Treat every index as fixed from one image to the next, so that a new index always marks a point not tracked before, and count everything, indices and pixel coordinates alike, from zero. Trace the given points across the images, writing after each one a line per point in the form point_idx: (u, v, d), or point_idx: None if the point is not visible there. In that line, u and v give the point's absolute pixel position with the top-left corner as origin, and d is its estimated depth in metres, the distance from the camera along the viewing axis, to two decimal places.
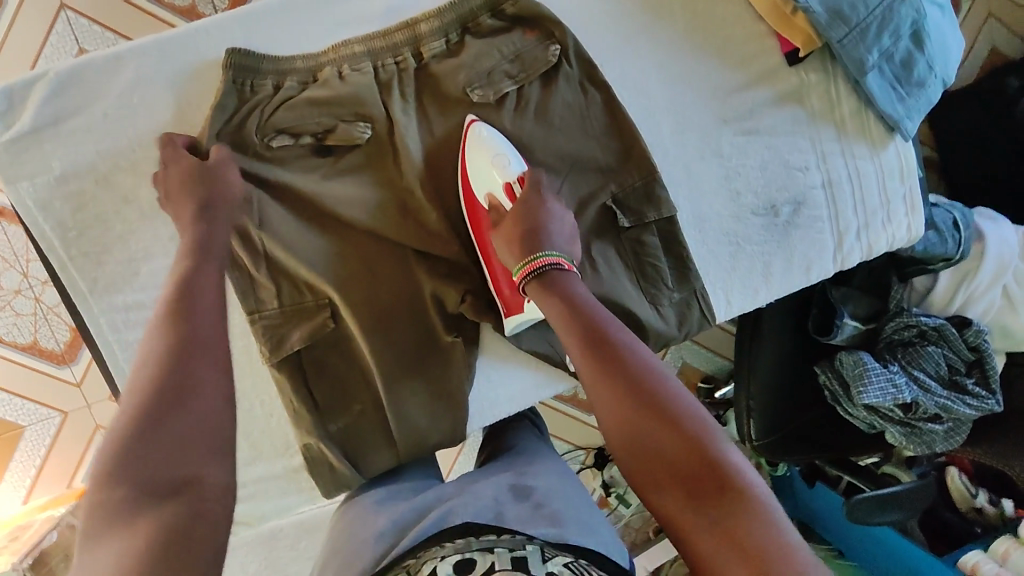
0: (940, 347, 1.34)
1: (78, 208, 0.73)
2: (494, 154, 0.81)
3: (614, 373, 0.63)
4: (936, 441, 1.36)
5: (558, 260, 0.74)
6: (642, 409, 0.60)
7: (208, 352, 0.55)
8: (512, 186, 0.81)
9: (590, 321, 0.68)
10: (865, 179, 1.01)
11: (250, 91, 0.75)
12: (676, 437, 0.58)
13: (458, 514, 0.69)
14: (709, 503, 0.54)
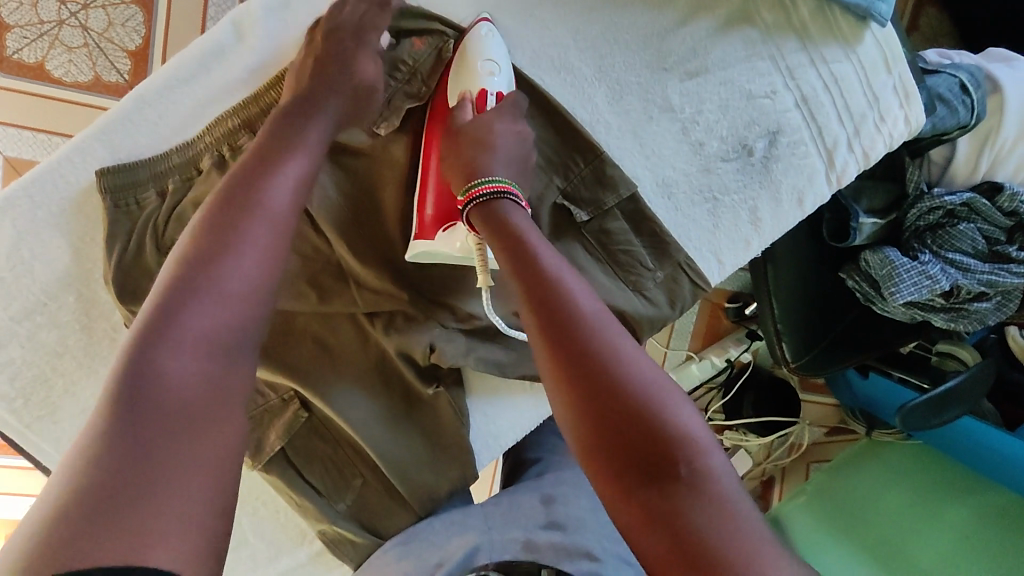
0: (973, 222, 1.20)
1: (12, 377, 0.70)
2: (481, 59, 0.74)
3: (549, 320, 0.56)
4: (987, 315, 1.26)
5: (500, 186, 0.66)
6: (580, 364, 0.53)
7: (216, 275, 0.53)
8: (487, 95, 0.73)
9: (530, 267, 0.60)
10: (844, 83, 0.88)
11: (137, 209, 0.69)
12: (615, 398, 0.51)
13: (490, 552, 0.77)
14: (653, 476, 0.49)
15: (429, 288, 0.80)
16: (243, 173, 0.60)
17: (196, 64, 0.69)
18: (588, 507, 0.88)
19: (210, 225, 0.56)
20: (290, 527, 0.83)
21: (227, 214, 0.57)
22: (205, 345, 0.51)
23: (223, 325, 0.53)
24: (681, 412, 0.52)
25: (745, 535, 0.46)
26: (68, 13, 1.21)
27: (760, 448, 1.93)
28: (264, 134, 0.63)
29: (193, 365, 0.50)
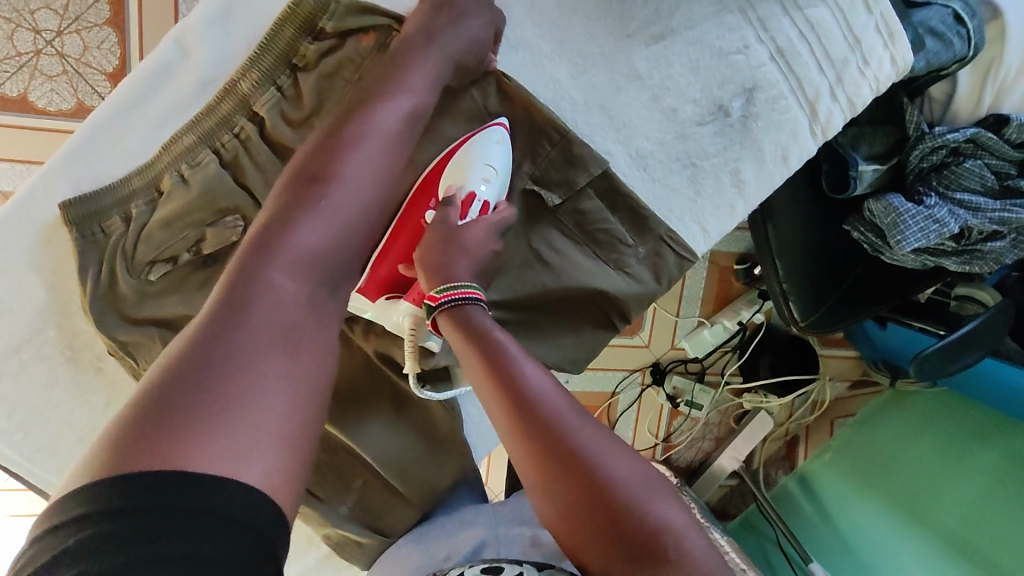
0: (980, 158, 1.14)
1: (8, 412, 0.71)
2: (481, 163, 0.74)
3: (525, 426, 0.56)
4: (1004, 253, 1.20)
5: (466, 290, 0.66)
6: (564, 468, 0.53)
7: (289, 252, 0.56)
8: (474, 200, 0.73)
9: (501, 372, 0.59)
10: (821, 29, 0.84)
11: (104, 236, 0.68)
12: (603, 498, 0.52)
13: (494, 547, 0.75)
14: (643, 568, 0.50)
15: None
16: (359, 106, 0.64)
17: (144, 87, 0.68)
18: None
19: (318, 159, 0.60)
20: (297, 532, 0.85)
21: (339, 148, 0.61)
22: (275, 308, 0.53)
23: (320, 257, 0.58)
24: (663, 509, 0.53)
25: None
26: (44, 42, 1.21)
27: (782, 409, 1.92)
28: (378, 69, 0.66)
29: (292, 289, 0.55)
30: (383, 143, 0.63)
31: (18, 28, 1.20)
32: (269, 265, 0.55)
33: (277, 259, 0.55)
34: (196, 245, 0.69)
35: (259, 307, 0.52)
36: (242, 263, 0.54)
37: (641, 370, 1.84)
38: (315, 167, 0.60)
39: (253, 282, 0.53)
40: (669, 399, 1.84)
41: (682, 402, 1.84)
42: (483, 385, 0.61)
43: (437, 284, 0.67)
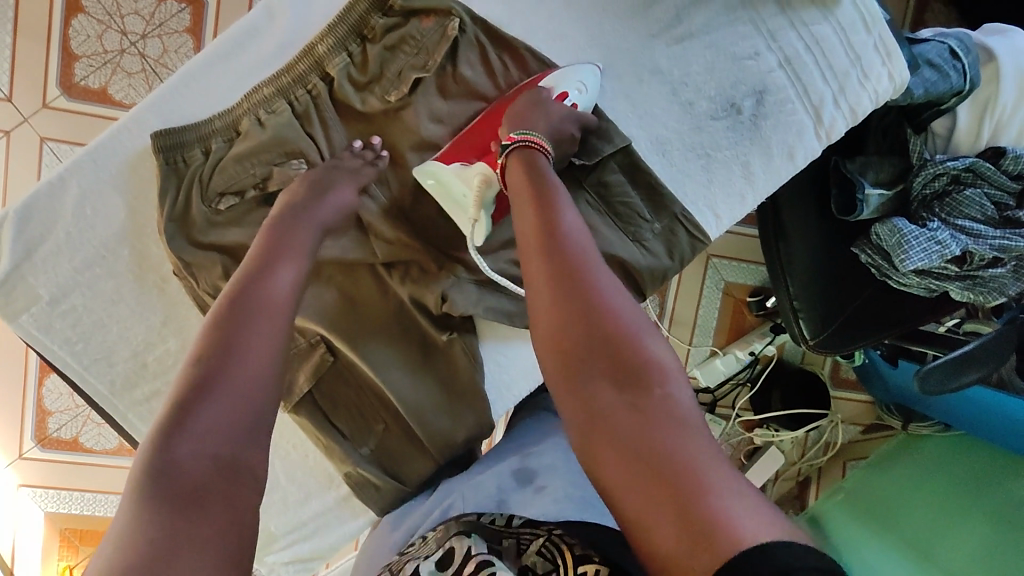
0: (979, 187, 1.22)
1: (74, 322, 0.79)
2: (574, 76, 0.84)
3: (557, 244, 0.60)
4: (1008, 283, 1.23)
5: (525, 137, 0.73)
6: (571, 293, 0.56)
7: (233, 361, 0.58)
8: (568, 96, 0.82)
9: (540, 210, 0.64)
10: (825, 44, 0.93)
11: (185, 166, 0.79)
12: (601, 322, 0.54)
13: (460, 506, 0.75)
14: (620, 382, 0.51)
15: (443, 243, 0.86)
16: (282, 233, 0.72)
17: (234, 43, 0.80)
18: (564, 451, 0.83)
19: (218, 327, 0.61)
20: (318, 471, 0.89)
21: (242, 320, 0.62)
22: (224, 422, 0.55)
23: (240, 412, 0.56)
24: (656, 346, 0.53)
25: (702, 450, 0.46)
26: (129, 43, 1.36)
27: (794, 446, 1.88)
28: (257, 253, 0.70)
29: (211, 448, 0.53)
30: (272, 316, 0.64)
31: (107, 29, 1.35)
32: (184, 435, 0.53)
33: (189, 427, 0.53)
34: (262, 181, 0.79)
35: (202, 421, 0.54)
36: (185, 375, 0.57)
37: None
38: (252, 296, 0.64)
39: (207, 393, 0.55)
40: None
41: None
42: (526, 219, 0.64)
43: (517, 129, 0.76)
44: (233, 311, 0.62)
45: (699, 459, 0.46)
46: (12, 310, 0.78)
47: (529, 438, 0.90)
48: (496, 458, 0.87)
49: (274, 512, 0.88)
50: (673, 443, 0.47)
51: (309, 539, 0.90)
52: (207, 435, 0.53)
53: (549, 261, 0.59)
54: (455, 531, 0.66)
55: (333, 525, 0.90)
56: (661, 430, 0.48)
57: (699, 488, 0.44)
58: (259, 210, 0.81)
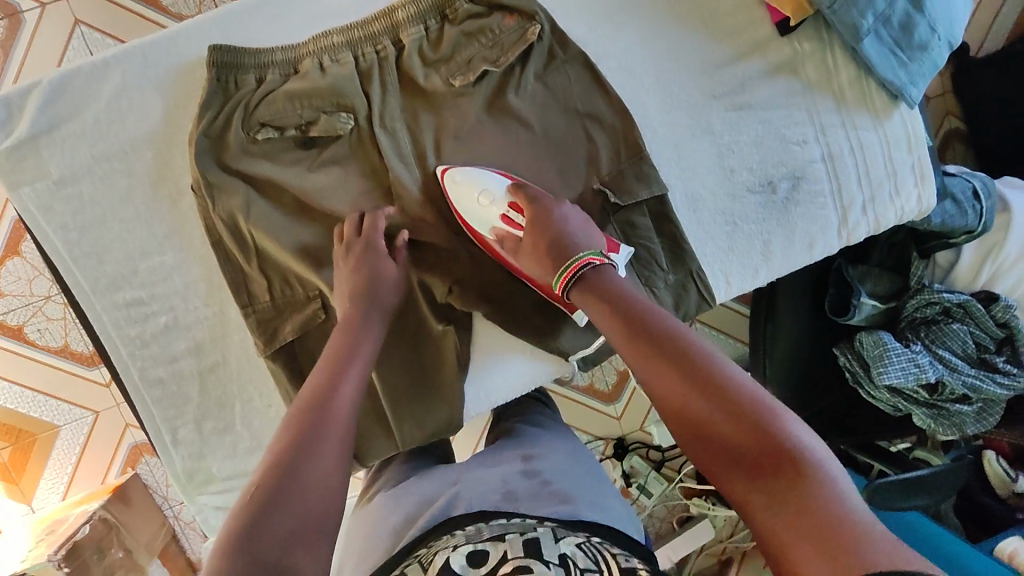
0: (966, 325, 1.27)
1: (76, 209, 0.76)
2: (479, 191, 0.81)
3: (665, 350, 0.63)
4: (968, 422, 1.27)
5: (590, 258, 0.74)
6: (697, 398, 0.58)
7: (304, 458, 0.58)
8: (508, 215, 0.80)
9: (639, 317, 0.67)
10: (868, 151, 0.96)
11: (234, 88, 0.77)
12: (733, 417, 0.55)
13: (465, 502, 0.71)
14: (770, 476, 0.51)
15: (465, 235, 0.86)
16: (350, 327, 0.74)
17: None
18: (565, 455, 0.83)
19: (292, 435, 0.61)
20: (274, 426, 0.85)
21: (313, 422, 0.62)
22: (296, 521, 0.53)
23: (303, 518, 0.54)
24: (791, 425, 0.54)
25: (869, 521, 0.47)
26: None
27: None
28: (327, 354, 0.71)
29: (275, 539, 0.51)
30: (343, 416, 0.65)
31: None
32: (255, 552, 0.50)
33: (263, 523, 0.52)
34: (306, 125, 0.78)
35: (276, 517, 0.53)
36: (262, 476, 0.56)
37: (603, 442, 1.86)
38: (326, 395, 0.66)
39: (282, 492, 0.55)
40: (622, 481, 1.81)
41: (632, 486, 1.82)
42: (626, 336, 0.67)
43: (560, 263, 0.75)
44: (307, 418, 0.63)
45: (865, 532, 0.45)
46: (16, 180, 0.75)
47: (516, 436, 0.87)
48: (493, 453, 0.84)
49: (221, 457, 0.84)
50: (843, 521, 0.46)
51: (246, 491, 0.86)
52: (269, 543, 0.51)
53: (668, 369, 0.61)
54: (487, 536, 0.62)
55: None
56: (823, 508, 0.48)
57: (885, 558, 0.43)
58: (295, 151, 0.79)
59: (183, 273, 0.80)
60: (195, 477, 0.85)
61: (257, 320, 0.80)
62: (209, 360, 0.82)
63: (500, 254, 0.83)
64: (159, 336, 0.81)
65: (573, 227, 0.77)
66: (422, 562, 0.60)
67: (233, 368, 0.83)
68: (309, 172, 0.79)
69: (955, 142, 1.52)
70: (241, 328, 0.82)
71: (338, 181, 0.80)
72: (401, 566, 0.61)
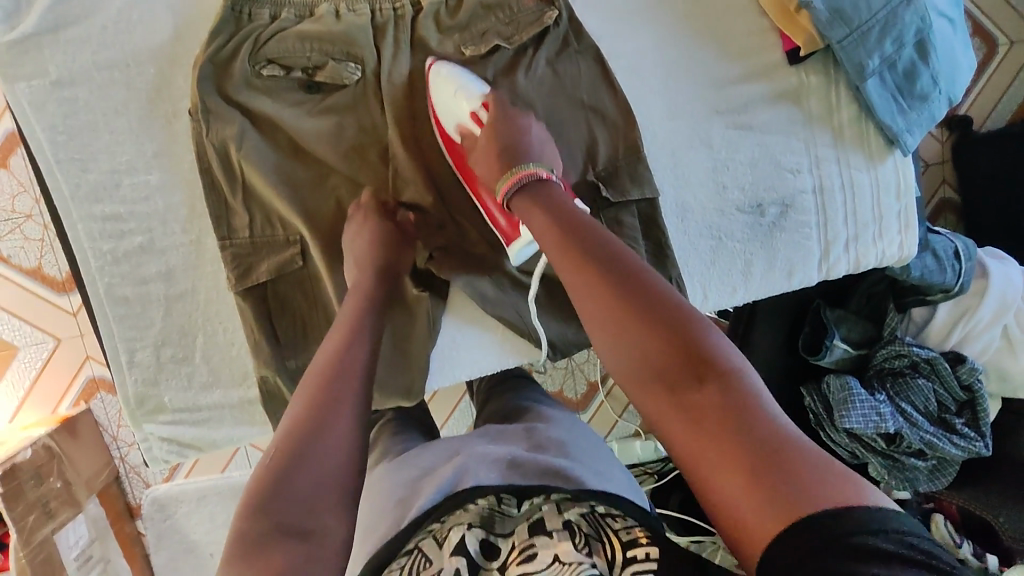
0: (931, 381, 1.26)
1: (69, 113, 0.76)
2: (455, 87, 0.80)
3: (595, 264, 0.60)
4: (919, 479, 1.28)
5: (535, 170, 0.72)
6: (625, 312, 0.56)
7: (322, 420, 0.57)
8: (477, 112, 0.79)
9: (572, 229, 0.64)
10: (858, 190, 0.97)
11: (247, 21, 0.78)
12: (661, 331, 0.54)
13: (476, 472, 0.65)
14: (693, 390, 0.50)
15: (453, 205, 0.86)
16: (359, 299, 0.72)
17: None
18: (572, 429, 0.79)
19: (308, 397, 0.59)
20: (234, 365, 0.85)
21: (327, 383, 0.61)
22: (316, 484, 0.52)
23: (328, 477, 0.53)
24: (715, 339, 0.53)
25: (781, 426, 0.47)
26: None
27: None
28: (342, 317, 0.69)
29: (298, 503, 0.51)
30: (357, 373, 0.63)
31: None
32: (284, 510, 0.50)
33: (285, 486, 0.51)
34: (313, 69, 0.78)
35: (296, 479, 0.52)
36: (281, 439, 0.55)
37: None
38: (341, 356, 0.63)
39: (303, 457, 0.53)
40: None
41: None
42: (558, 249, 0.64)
43: (508, 171, 0.73)
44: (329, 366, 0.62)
45: (784, 445, 0.46)
46: (14, 74, 0.75)
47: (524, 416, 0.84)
48: (498, 427, 0.79)
49: (174, 387, 0.83)
50: (763, 433, 0.47)
51: (194, 427, 0.85)
52: (296, 500, 0.51)
53: (598, 281, 0.59)
54: (501, 525, 0.59)
55: (224, 424, 0.86)
56: (749, 420, 0.47)
57: (793, 468, 0.44)
58: (298, 92, 0.80)
59: (166, 195, 0.80)
60: (146, 404, 0.83)
61: (233, 255, 0.80)
62: (178, 287, 0.82)
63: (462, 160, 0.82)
64: (132, 255, 0.80)
65: (531, 137, 0.77)
66: (437, 540, 0.58)
67: (201, 300, 0.82)
68: (308, 115, 0.80)
69: (948, 209, 1.53)
70: (216, 261, 0.82)
71: (335, 129, 0.80)
72: (414, 542, 0.59)
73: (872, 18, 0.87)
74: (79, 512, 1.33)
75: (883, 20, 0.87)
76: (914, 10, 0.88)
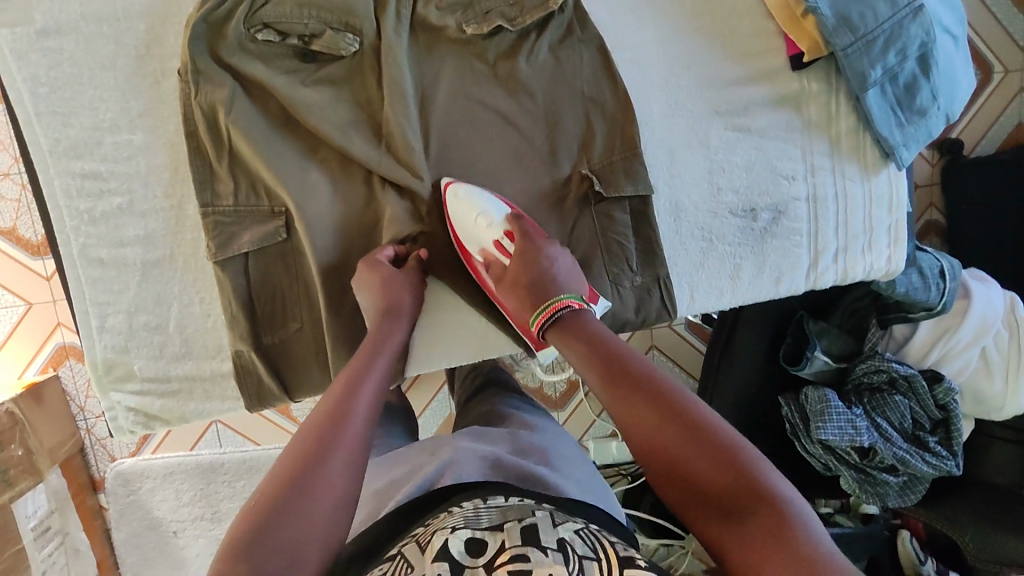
0: (908, 398, 1.26)
1: (53, 64, 0.73)
2: (475, 213, 0.81)
3: (634, 386, 0.61)
4: (890, 495, 1.26)
5: (571, 302, 0.73)
6: (669, 430, 0.57)
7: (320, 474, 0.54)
8: (501, 242, 0.81)
9: (611, 353, 0.65)
10: (851, 202, 0.97)
11: None
12: (704, 449, 0.54)
13: (457, 472, 0.67)
14: (745, 517, 0.50)
15: (445, 189, 0.85)
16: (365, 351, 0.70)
17: None
18: (552, 436, 0.81)
19: (311, 441, 0.56)
20: (208, 337, 0.82)
21: (330, 428, 0.58)
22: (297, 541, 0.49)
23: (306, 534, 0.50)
24: (760, 458, 0.54)
25: (825, 548, 0.47)
26: None
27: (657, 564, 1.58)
28: (353, 367, 0.68)
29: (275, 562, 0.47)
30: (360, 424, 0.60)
31: None
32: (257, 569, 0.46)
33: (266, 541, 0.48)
34: (309, 37, 0.76)
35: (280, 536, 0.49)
36: (275, 485, 0.52)
37: None
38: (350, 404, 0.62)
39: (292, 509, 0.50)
40: None
41: None
42: (595, 370, 0.65)
43: (544, 301, 0.74)
44: (337, 422, 0.59)
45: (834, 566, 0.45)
46: None
47: (501, 416, 0.87)
48: (483, 427, 0.82)
49: (145, 355, 0.81)
50: (819, 564, 0.46)
51: (163, 398, 0.83)
52: (271, 556, 0.47)
53: (640, 397, 0.60)
54: (487, 522, 0.54)
55: (195, 396, 0.83)
56: (803, 552, 0.47)
57: None
58: (292, 61, 0.78)
59: (149, 157, 0.77)
60: (114, 371, 0.81)
61: (215, 222, 0.77)
62: (156, 252, 0.79)
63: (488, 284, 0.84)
64: (109, 217, 0.77)
65: (557, 267, 0.77)
66: (419, 547, 0.52)
67: (178, 267, 0.80)
68: (301, 85, 0.78)
69: (934, 232, 1.54)
70: (196, 229, 0.79)
71: (328, 101, 0.78)
72: (397, 548, 0.54)
73: (876, 28, 0.87)
74: (40, 482, 1.30)
75: (888, 31, 0.87)
76: (919, 23, 0.88)
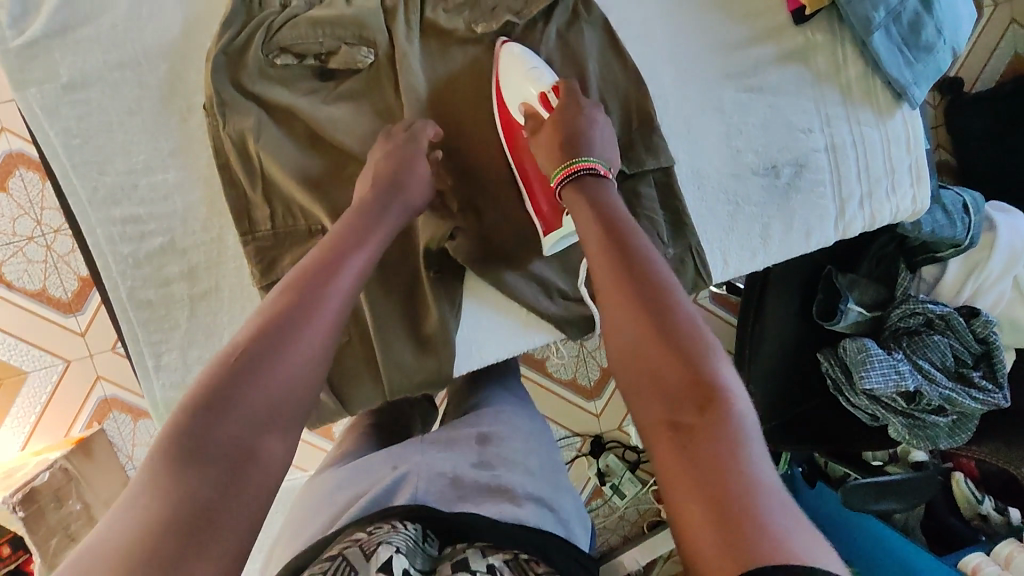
0: (947, 337, 1.25)
1: (83, 116, 0.75)
2: (526, 67, 0.81)
3: (623, 274, 0.60)
4: (940, 436, 1.23)
5: (595, 166, 0.73)
6: (643, 313, 0.56)
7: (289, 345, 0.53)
8: (546, 94, 0.80)
9: (616, 237, 0.64)
10: (869, 147, 0.98)
11: (258, 10, 0.78)
12: (671, 343, 0.53)
13: (413, 488, 0.70)
14: (686, 413, 0.49)
15: (473, 188, 0.86)
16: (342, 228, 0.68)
17: None
18: (523, 442, 0.81)
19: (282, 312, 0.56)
20: None
21: (307, 303, 0.57)
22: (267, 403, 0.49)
23: (264, 410, 0.49)
24: (724, 372, 0.52)
25: (761, 471, 0.44)
26: None
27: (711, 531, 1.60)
28: (322, 243, 0.66)
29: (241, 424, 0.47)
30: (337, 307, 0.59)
31: None
32: (219, 432, 0.46)
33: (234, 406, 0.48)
34: (326, 55, 0.78)
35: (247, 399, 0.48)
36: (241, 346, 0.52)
37: (582, 437, 1.51)
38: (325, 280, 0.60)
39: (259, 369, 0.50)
40: (597, 474, 1.50)
41: (606, 481, 1.51)
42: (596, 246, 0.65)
43: (568, 159, 0.74)
44: (310, 298, 0.58)
45: (759, 487, 0.43)
46: (24, 79, 0.74)
47: (478, 416, 0.86)
48: (449, 429, 0.83)
49: None
50: (738, 479, 0.43)
51: None
52: (227, 427, 0.47)
53: (626, 284, 0.59)
54: (423, 561, 0.57)
55: None
56: (722, 457, 0.45)
57: (757, 504, 0.41)
58: (312, 81, 0.80)
59: (184, 194, 0.79)
60: (174, 408, 0.82)
61: (256, 249, 0.79)
62: (201, 286, 0.80)
63: (522, 140, 0.82)
64: (153, 257, 0.79)
65: (598, 129, 0.77)
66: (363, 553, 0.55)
67: (225, 298, 0.81)
68: (323, 104, 0.79)
69: (947, 171, 1.54)
70: (237, 258, 0.81)
71: (350, 115, 0.80)
72: (338, 549, 0.56)
73: None
74: None
75: None
76: None
